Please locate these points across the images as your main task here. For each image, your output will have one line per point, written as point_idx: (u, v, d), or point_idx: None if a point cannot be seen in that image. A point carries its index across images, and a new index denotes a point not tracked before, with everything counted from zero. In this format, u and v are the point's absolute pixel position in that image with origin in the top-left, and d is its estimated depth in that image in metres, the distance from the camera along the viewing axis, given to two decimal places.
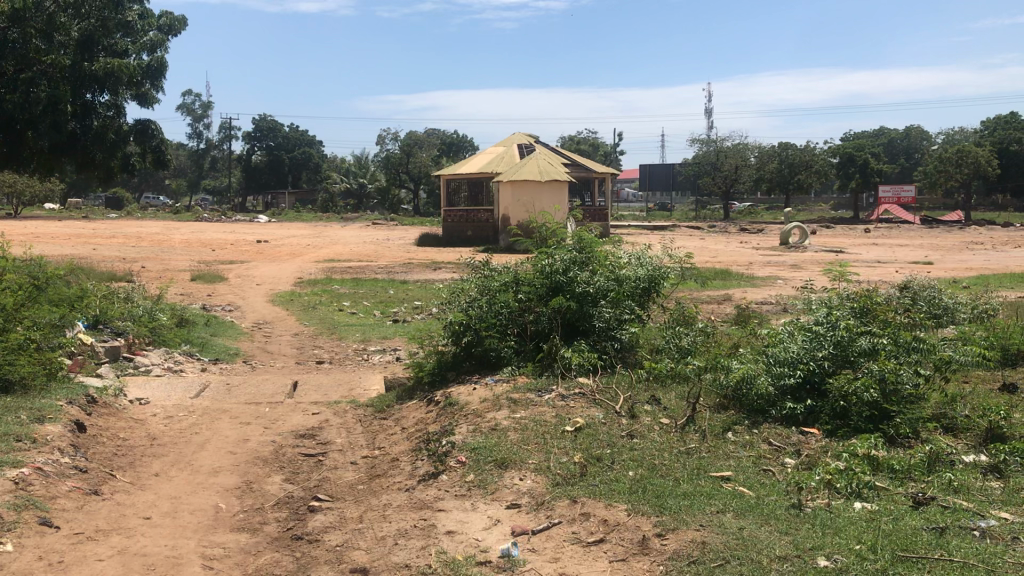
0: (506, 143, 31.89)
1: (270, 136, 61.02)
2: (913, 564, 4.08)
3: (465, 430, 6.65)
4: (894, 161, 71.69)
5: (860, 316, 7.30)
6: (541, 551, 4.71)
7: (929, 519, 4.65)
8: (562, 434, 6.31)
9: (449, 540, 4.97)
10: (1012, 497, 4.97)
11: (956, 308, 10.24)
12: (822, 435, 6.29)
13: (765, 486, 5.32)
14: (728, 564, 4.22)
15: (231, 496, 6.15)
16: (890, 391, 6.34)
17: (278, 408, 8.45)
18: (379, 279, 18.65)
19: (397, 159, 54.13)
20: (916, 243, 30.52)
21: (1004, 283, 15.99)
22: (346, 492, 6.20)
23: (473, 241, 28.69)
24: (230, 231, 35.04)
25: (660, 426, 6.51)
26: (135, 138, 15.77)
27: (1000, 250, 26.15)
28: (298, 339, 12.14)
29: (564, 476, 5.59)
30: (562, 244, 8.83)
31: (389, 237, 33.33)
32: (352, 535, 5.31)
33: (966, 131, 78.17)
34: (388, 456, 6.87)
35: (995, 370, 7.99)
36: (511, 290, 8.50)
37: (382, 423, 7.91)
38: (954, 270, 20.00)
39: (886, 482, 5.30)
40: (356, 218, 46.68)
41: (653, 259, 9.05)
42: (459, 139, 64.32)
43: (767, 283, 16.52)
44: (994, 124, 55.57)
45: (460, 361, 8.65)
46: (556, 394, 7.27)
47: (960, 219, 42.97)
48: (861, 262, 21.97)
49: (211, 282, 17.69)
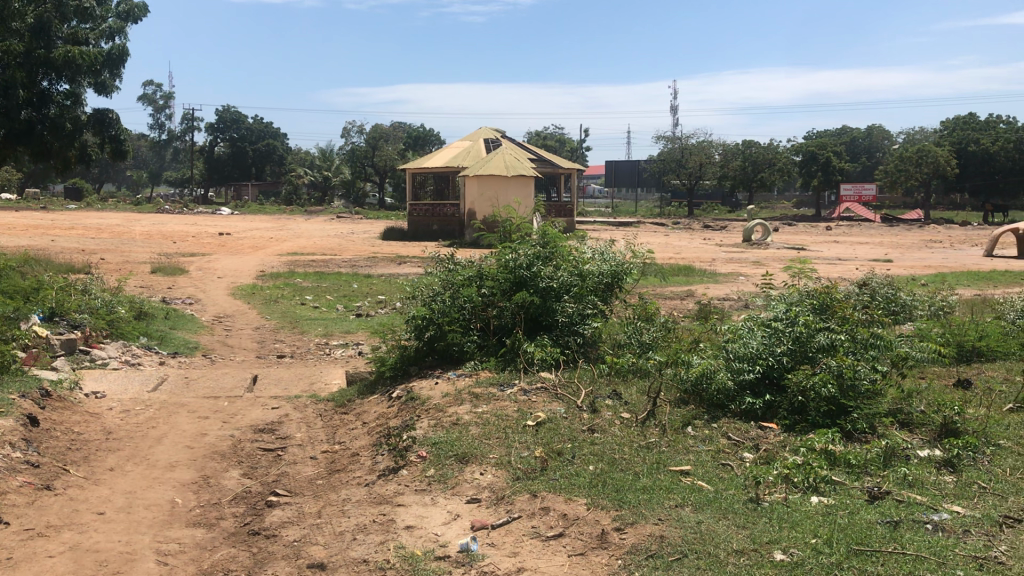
0: (473, 137, 31.92)
1: (233, 128, 60.44)
2: (867, 558, 4.13)
3: (426, 425, 6.60)
4: (855, 160, 72.40)
5: (819, 312, 7.34)
6: (500, 546, 4.69)
7: (883, 513, 4.71)
8: (523, 428, 6.31)
9: (408, 535, 4.94)
10: (965, 491, 5.05)
11: (913, 305, 10.38)
12: (780, 430, 6.35)
13: (724, 480, 5.35)
14: (686, 558, 4.25)
15: (187, 491, 6.07)
16: (848, 386, 6.35)
17: (237, 402, 8.35)
18: (342, 273, 18.43)
19: (362, 152, 53.45)
20: (873, 241, 30.77)
21: (962, 281, 16.17)
22: (304, 487, 6.13)
23: (438, 235, 28.47)
24: (192, 223, 34.51)
25: (621, 420, 6.54)
26: (92, 127, 15.58)
27: (957, 249, 26.67)
28: (258, 333, 12.00)
29: (524, 470, 5.59)
30: (526, 239, 8.83)
31: (353, 230, 33.20)
32: (309, 530, 5.25)
33: (927, 130, 79.44)
34: (348, 451, 6.81)
35: (950, 366, 8.12)
36: (474, 285, 8.46)
37: (342, 418, 7.84)
38: (912, 267, 20.26)
39: (842, 477, 5.34)
40: (321, 212, 46.21)
41: (616, 254, 9.08)
42: (424, 135, 63.75)
43: (729, 279, 16.72)
44: (952, 125, 56.63)
45: (422, 355, 8.55)
46: (518, 388, 7.28)
47: (920, 217, 43.67)
48: (822, 260, 22.30)
49: (172, 274, 17.44)
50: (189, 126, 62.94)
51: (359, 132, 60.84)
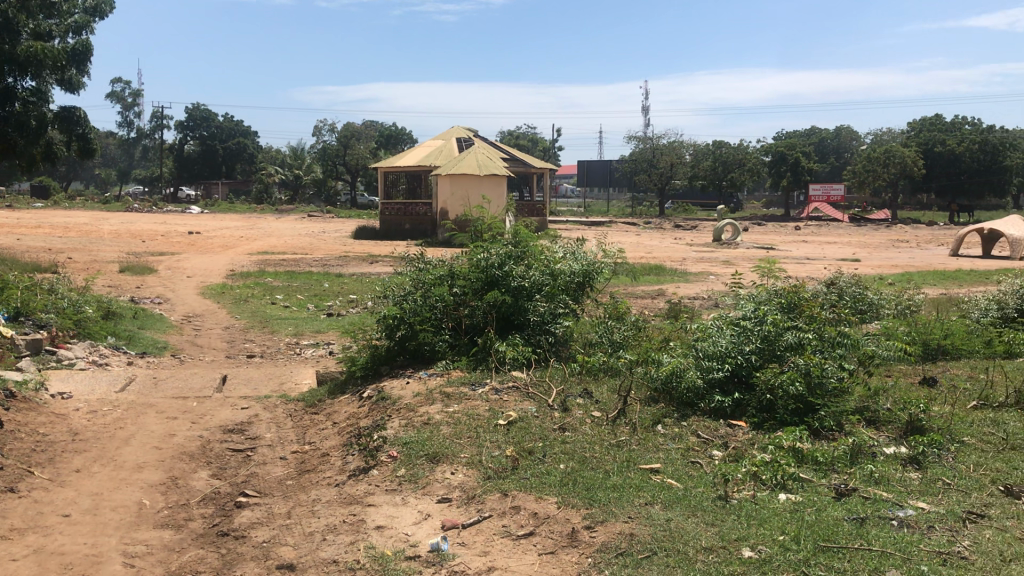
0: (445, 136, 31.87)
1: (203, 127, 60.03)
2: (833, 554, 4.18)
3: (396, 425, 6.59)
4: (824, 161, 73.13)
5: (787, 311, 7.40)
6: (470, 545, 4.70)
7: (850, 510, 4.76)
8: (494, 427, 6.32)
9: (378, 535, 4.93)
10: (929, 487, 5.13)
11: (880, 304, 10.50)
12: (748, 427, 6.40)
13: (693, 478, 5.38)
14: (655, 556, 4.27)
15: (155, 492, 6.01)
16: (816, 384, 6.41)
17: (206, 402, 8.28)
18: (313, 273, 18.33)
19: (334, 150, 53.21)
20: (842, 241, 31.07)
21: (928, 281, 16.37)
22: (274, 487, 6.09)
23: (410, 234, 28.41)
24: (161, 222, 34.15)
25: (592, 419, 6.57)
26: (59, 125, 15.41)
27: (923, 249, 26.99)
28: (228, 333, 11.92)
29: (495, 469, 5.59)
30: (498, 238, 8.84)
31: (324, 229, 33.06)
32: (278, 531, 5.22)
33: (894, 132, 80.35)
34: (318, 452, 6.78)
35: (915, 364, 8.23)
36: (445, 284, 8.44)
37: (312, 418, 7.80)
38: (879, 267, 20.49)
39: (809, 474, 5.40)
40: (292, 210, 45.93)
41: (587, 253, 9.11)
42: (396, 134, 63.59)
43: (699, 278, 16.83)
44: (920, 126, 57.36)
45: (393, 355, 8.53)
46: (490, 387, 7.29)
47: (887, 217, 44.17)
48: (791, 260, 22.51)
49: (140, 274, 17.26)
50: (158, 123, 62.31)
51: (330, 131, 60.54)
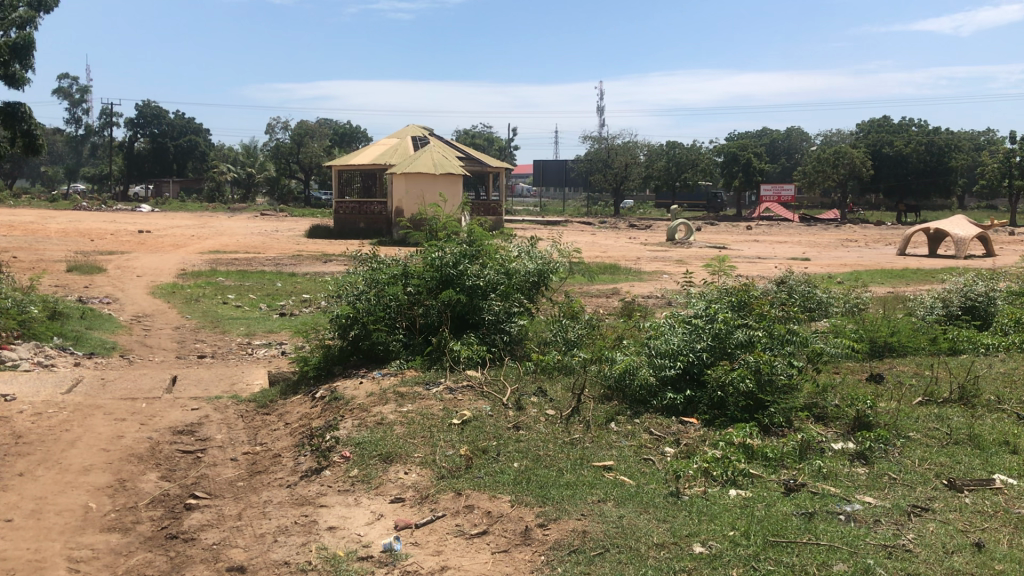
0: (400, 134, 31.74)
1: (154, 124, 59.20)
2: (782, 548, 4.23)
3: (349, 425, 6.54)
4: (775, 162, 74.17)
5: (738, 309, 7.48)
6: (423, 545, 4.68)
7: (798, 505, 4.83)
8: (448, 426, 6.31)
9: (330, 536, 4.89)
10: (876, 482, 5.22)
11: (829, 303, 10.67)
12: (700, 424, 6.46)
13: (645, 474, 5.42)
14: (608, 553, 4.29)
15: (102, 495, 5.90)
16: (765, 381, 6.49)
17: (155, 404, 8.15)
18: (266, 272, 18.11)
19: (287, 149, 52.69)
20: (793, 240, 31.50)
21: (875, 279, 16.65)
22: (224, 489, 6.02)
23: (365, 233, 28.24)
24: (110, 221, 33.52)
25: (546, 417, 6.58)
26: (2, 121, 15.07)
27: (872, 248, 27.44)
28: (179, 333, 11.74)
29: (449, 469, 5.58)
30: (452, 237, 8.82)
31: (277, 228, 32.71)
32: (229, 533, 5.16)
33: (844, 133, 81.73)
34: (270, 452, 6.71)
35: (863, 361, 8.38)
36: (400, 283, 8.39)
37: (264, 418, 7.72)
38: (828, 266, 20.82)
39: (759, 470, 5.47)
40: (244, 209, 45.37)
41: (542, 252, 9.13)
42: (351, 132, 63.17)
43: (653, 277, 16.95)
44: (868, 128, 58.40)
45: (346, 355, 8.47)
46: (444, 386, 7.27)
47: (837, 217, 44.91)
48: (742, 259, 22.78)
49: (88, 273, 16.92)
50: (106, 120, 61.19)
51: (284, 129, 59.94)
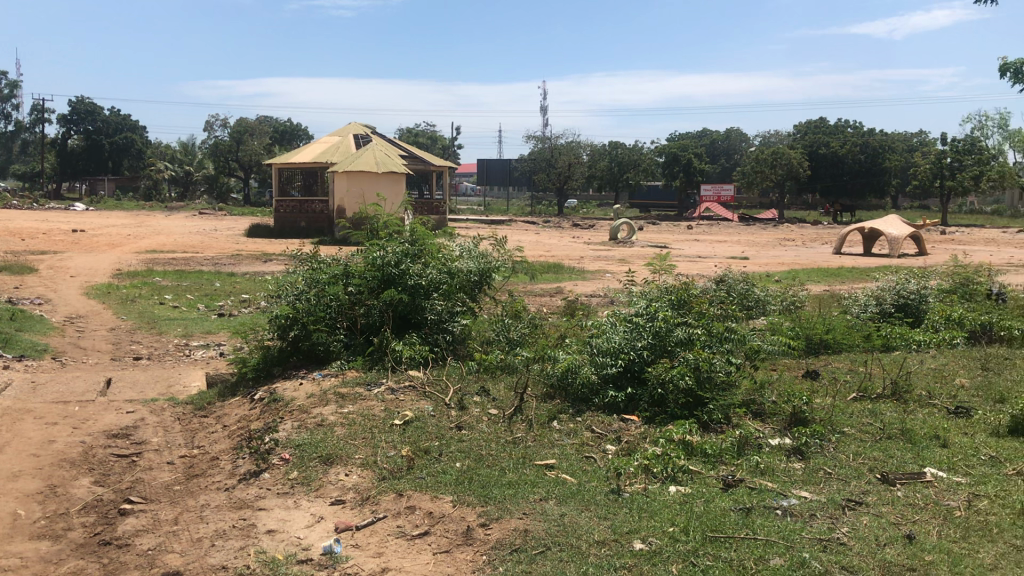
0: (341, 132, 31.45)
1: (88, 120, 57.73)
2: (720, 544, 4.29)
3: (289, 427, 6.46)
4: (714, 162, 75.21)
5: (677, 308, 7.55)
6: (364, 547, 4.64)
7: (736, 500, 4.90)
8: (389, 427, 6.27)
9: (269, 539, 4.83)
10: (812, 477, 5.33)
11: (766, 300, 10.83)
12: (641, 421, 6.52)
13: (587, 472, 5.45)
14: (549, 551, 4.31)
15: (32, 501, 5.74)
16: (705, 377, 6.56)
17: (89, 407, 7.95)
18: (205, 272, 17.79)
19: (226, 146, 51.88)
20: (732, 239, 31.93)
21: (811, 278, 16.98)
22: (161, 493, 5.89)
23: (306, 233, 27.92)
24: (42, 220, 32.61)
25: (488, 417, 6.57)
26: None
27: (808, 247, 27.97)
28: (114, 334, 11.47)
29: (391, 470, 5.54)
30: (394, 236, 8.76)
31: (216, 228, 32.11)
32: (165, 537, 5.06)
33: (781, 134, 83.20)
34: (207, 455, 6.60)
35: (799, 358, 8.54)
36: (340, 283, 8.30)
37: (201, 421, 7.58)
38: (766, 264, 21.15)
39: (698, 466, 5.54)
40: (182, 208, 44.49)
41: (484, 251, 9.11)
42: (291, 130, 62.40)
43: (595, 276, 17.04)
44: (805, 129, 59.51)
45: (286, 356, 8.37)
46: (385, 387, 7.22)
47: (775, 216, 45.65)
48: (682, 258, 23.02)
49: (18, 274, 16.44)
50: (37, 116, 59.49)
51: (223, 127, 58.93)
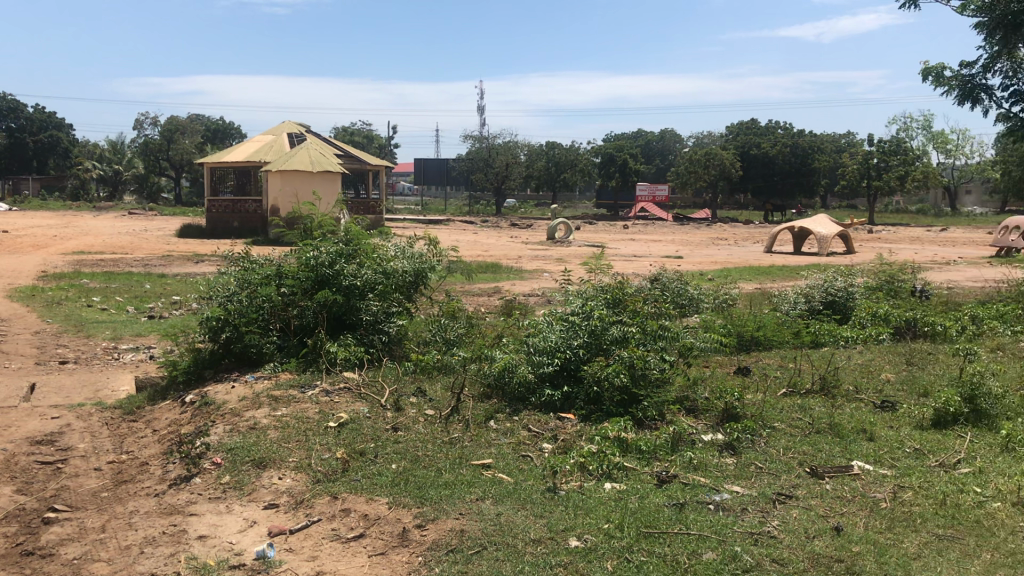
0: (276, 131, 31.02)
1: (11, 117, 55.39)
2: (655, 539, 4.34)
3: (221, 430, 6.35)
4: (649, 162, 76.08)
5: (612, 306, 7.61)
6: (298, 551, 4.58)
7: (670, 496, 4.96)
8: (324, 430, 6.20)
9: (200, 545, 4.74)
10: (743, 471, 5.42)
11: (699, 299, 11.00)
12: (576, 419, 6.56)
13: (522, 471, 5.47)
14: (485, 550, 4.31)
15: None
16: (639, 375, 6.63)
17: (11, 413, 7.70)
18: (134, 274, 17.38)
19: (157, 145, 50.95)
20: (667, 238, 32.34)
21: (743, 276, 17.29)
22: (87, 500, 5.74)
23: (239, 233, 27.48)
24: None
25: (424, 417, 6.55)
26: None
27: (741, 246, 28.48)
28: (38, 338, 11.13)
29: (325, 472, 5.48)
30: (328, 236, 8.67)
31: (146, 228, 31.39)
32: (91, 546, 4.93)
33: (714, 135, 84.53)
34: (136, 461, 6.45)
35: (730, 355, 8.69)
36: (273, 284, 8.18)
37: (130, 425, 7.41)
38: (700, 263, 21.47)
39: (633, 462, 5.59)
40: (111, 208, 43.41)
41: (419, 251, 9.06)
42: (224, 129, 61.36)
43: (532, 276, 17.10)
44: (737, 130, 60.54)
45: (218, 359, 8.23)
46: (320, 389, 7.14)
47: (709, 216, 46.35)
48: (618, 258, 23.22)
49: None
50: None
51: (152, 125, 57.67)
